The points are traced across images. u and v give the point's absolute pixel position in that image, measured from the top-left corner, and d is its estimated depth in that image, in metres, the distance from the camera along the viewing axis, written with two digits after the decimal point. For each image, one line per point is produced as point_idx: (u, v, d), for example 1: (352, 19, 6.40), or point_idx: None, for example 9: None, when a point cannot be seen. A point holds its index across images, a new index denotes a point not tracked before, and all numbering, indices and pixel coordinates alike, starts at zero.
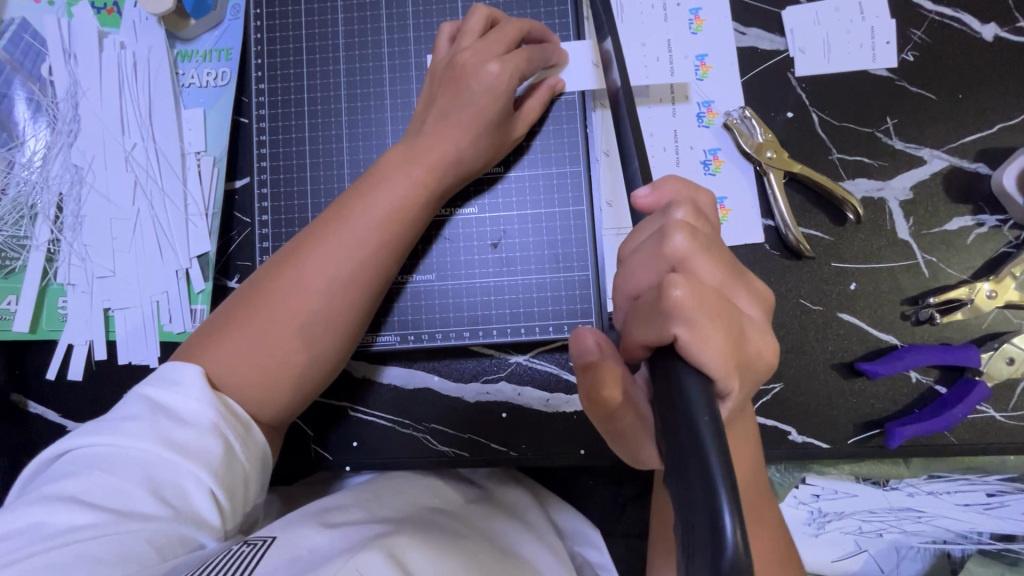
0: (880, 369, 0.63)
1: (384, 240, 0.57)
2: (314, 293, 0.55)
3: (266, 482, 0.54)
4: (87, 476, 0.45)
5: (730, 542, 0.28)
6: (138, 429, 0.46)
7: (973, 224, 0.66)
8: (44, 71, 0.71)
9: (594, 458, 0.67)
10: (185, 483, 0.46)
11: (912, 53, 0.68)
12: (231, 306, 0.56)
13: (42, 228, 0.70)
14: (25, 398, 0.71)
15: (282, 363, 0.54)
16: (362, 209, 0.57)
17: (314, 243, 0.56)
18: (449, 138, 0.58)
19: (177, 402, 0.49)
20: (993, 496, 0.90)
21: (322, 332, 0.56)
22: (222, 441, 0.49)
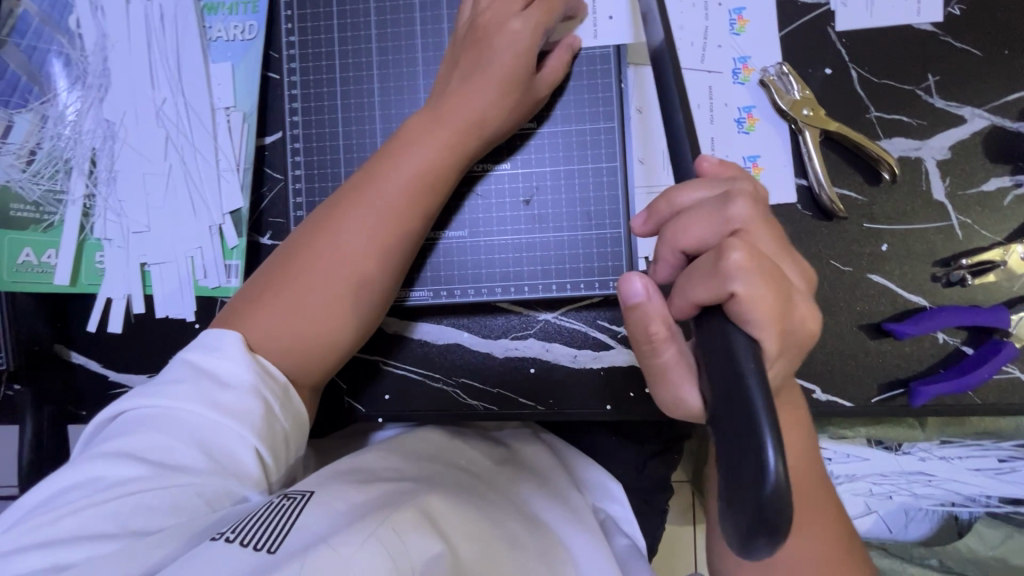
0: (909, 330, 0.63)
1: (411, 205, 0.58)
2: (346, 259, 0.56)
3: (306, 440, 0.56)
4: (138, 435, 0.47)
5: (773, 475, 0.29)
6: (185, 391, 0.48)
7: (1010, 185, 0.65)
8: (72, 23, 0.71)
9: (620, 413, 0.68)
10: (229, 441, 0.48)
11: (959, 7, 0.66)
12: (265, 276, 0.57)
13: (77, 183, 0.71)
14: (67, 349, 0.73)
15: (320, 326, 0.56)
16: (388, 176, 0.57)
17: (344, 209, 0.57)
18: (472, 100, 0.58)
19: (219, 366, 0.50)
20: (1004, 461, 0.91)
21: (356, 297, 0.57)
22: (261, 403, 0.50)
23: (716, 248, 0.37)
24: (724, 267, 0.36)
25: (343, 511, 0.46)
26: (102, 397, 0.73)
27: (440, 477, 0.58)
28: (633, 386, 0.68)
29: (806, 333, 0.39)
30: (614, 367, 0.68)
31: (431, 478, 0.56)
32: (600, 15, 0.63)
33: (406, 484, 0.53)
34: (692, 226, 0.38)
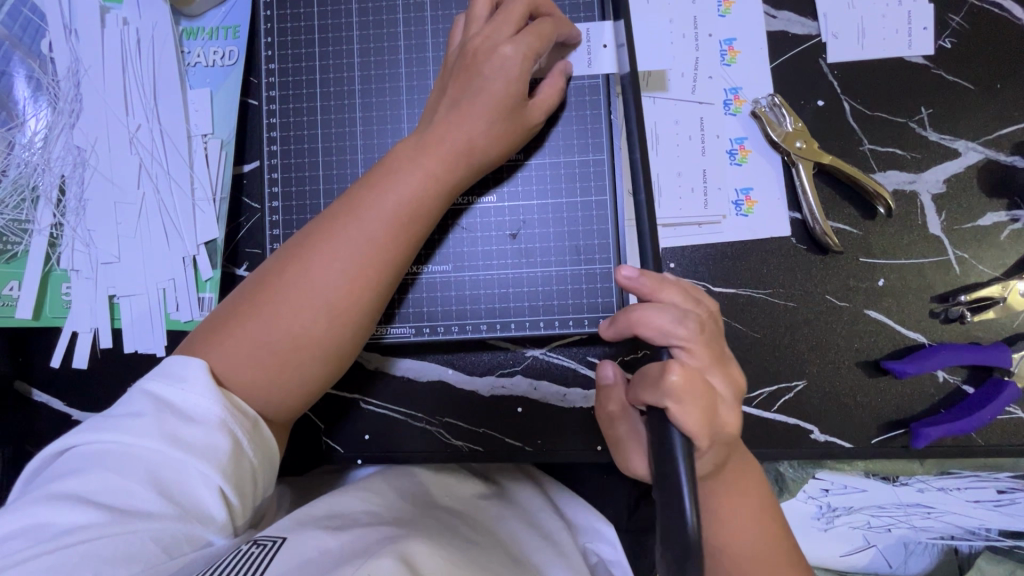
0: (909, 369, 0.61)
1: (395, 234, 0.54)
2: (321, 289, 0.52)
3: (277, 476, 0.53)
4: (92, 474, 0.43)
5: (690, 522, 0.38)
6: (145, 426, 0.45)
7: (1007, 219, 0.64)
8: (44, 47, 0.68)
9: (611, 454, 0.65)
10: (192, 481, 0.44)
11: (949, 40, 0.65)
12: (239, 301, 0.54)
13: (44, 211, 0.68)
14: (28, 385, 0.69)
15: (288, 361, 0.52)
16: (371, 203, 0.54)
17: (322, 235, 0.53)
18: (463, 129, 0.55)
19: (185, 399, 0.47)
20: (1004, 492, 0.90)
21: (330, 332, 0.53)
22: (229, 439, 0.47)
23: (662, 364, 0.44)
24: (664, 384, 0.43)
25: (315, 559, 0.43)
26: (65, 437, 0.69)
27: (422, 518, 0.54)
28: None
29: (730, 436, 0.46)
30: None
31: (413, 519, 0.53)
32: (586, 44, 0.62)
33: (381, 526, 0.50)
34: (649, 332, 0.45)
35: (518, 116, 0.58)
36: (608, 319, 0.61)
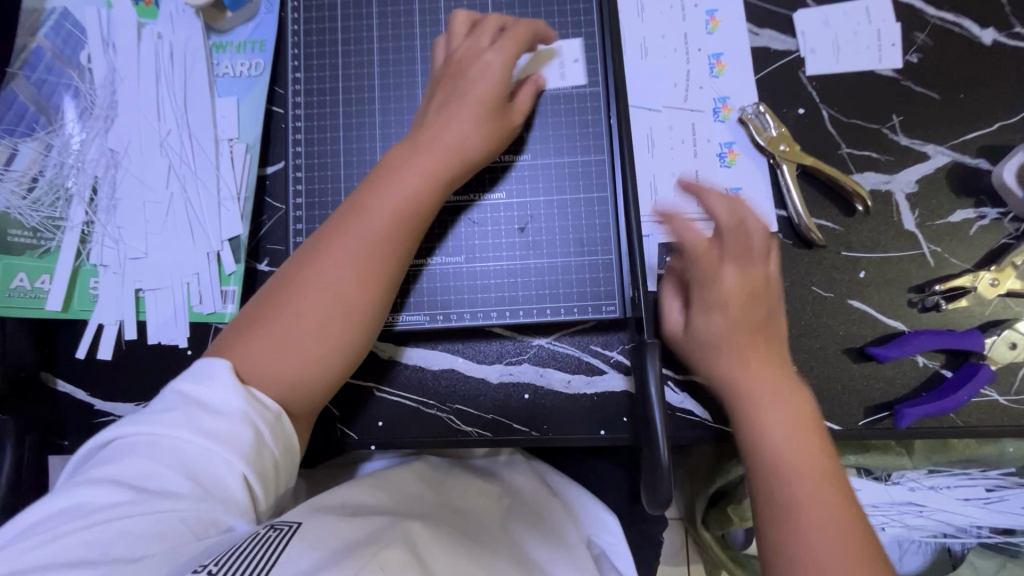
0: (890, 353, 0.66)
1: (399, 232, 0.59)
2: (336, 285, 0.56)
3: (300, 467, 0.55)
4: (128, 462, 0.46)
5: (661, 474, 0.55)
6: (174, 418, 0.48)
7: (975, 216, 0.70)
8: (83, 58, 0.73)
9: (613, 438, 0.69)
10: (217, 469, 0.47)
11: (916, 55, 0.72)
12: (259, 304, 0.57)
13: (77, 210, 0.72)
14: (53, 376, 0.71)
15: (310, 355, 0.55)
16: (376, 204, 0.58)
17: (331, 237, 0.58)
18: (452, 129, 0.60)
19: (212, 395, 0.50)
20: (993, 490, 0.98)
21: (345, 324, 0.57)
22: (253, 431, 0.49)
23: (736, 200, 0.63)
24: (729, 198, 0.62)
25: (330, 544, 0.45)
26: (86, 426, 0.71)
27: (429, 515, 0.58)
28: (627, 410, 0.68)
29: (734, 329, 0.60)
30: (608, 392, 0.69)
31: (421, 514, 0.57)
32: (560, 59, 0.68)
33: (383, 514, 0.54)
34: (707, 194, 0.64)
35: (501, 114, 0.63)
36: (609, 306, 0.66)
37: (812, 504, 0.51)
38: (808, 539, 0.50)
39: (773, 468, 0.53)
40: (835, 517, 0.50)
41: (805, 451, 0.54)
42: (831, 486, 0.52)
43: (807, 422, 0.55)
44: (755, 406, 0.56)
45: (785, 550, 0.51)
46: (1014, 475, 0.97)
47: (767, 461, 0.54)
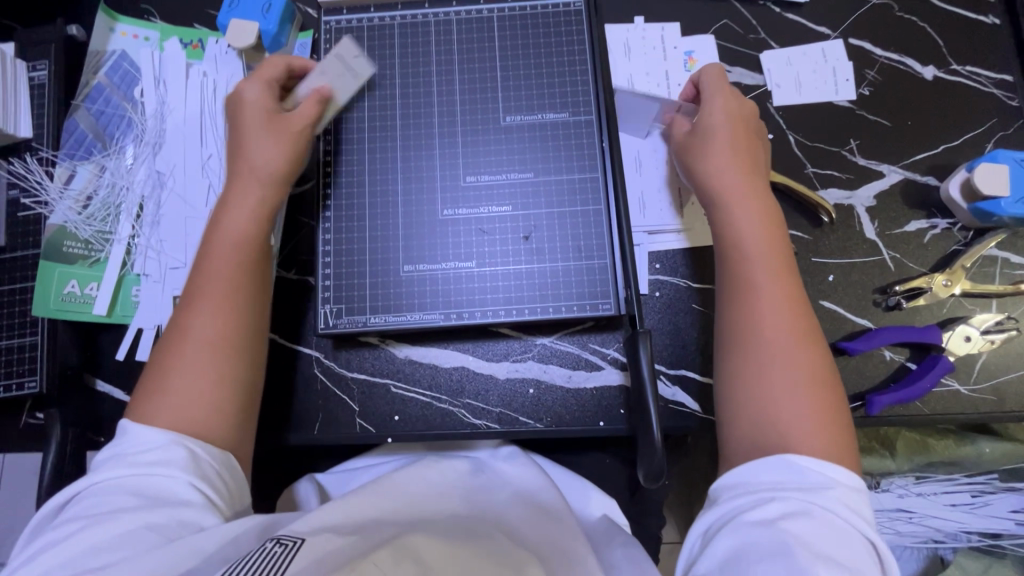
0: (859, 346, 0.73)
1: (239, 273, 0.65)
2: (211, 329, 0.62)
3: (247, 479, 0.61)
4: (83, 499, 0.53)
5: (656, 456, 0.61)
6: (117, 460, 0.55)
7: (927, 226, 0.79)
8: (136, 92, 0.83)
9: (611, 429, 0.75)
10: (167, 483, 0.54)
11: (867, 88, 0.83)
12: (155, 367, 0.61)
13: (125, 224, 0.80)
14: (94, 376, 0.78)
15: (210, 387, 0.60)
16: (223, 241, 0.66)
17: (209, 280, 0.64)
18: (263, 171, 0.69)
19: (134, 437, 0.56)
20: (977, 496, 1.01)
21: (233, 358, 0.62)
22: (186, 450, 0.56)
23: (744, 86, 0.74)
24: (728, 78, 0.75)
25: (329, 557, 0.49)
26: (122, 423, 0.77)
27: (426, 517, 0.62)
28: (623, 403, 0.75)
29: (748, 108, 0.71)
30: (607, 385, 0.76)
31: (421, 521, 0.60)
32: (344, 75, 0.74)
33: (392, 528, 0.57)
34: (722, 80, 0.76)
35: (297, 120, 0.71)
36: (605, 304, 0.71)
37: (784, 338, 0.58)
38: (776, 377, 0.57)
39: (755, 322, 0.59)
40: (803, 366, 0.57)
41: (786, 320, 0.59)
42: (801, 332, 0.59)
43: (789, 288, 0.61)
44: (745, 271, 0.62)
45: (751, 384, 0.57)
46: (998, 479, 1.01)
47: (747, 313, 0.60)
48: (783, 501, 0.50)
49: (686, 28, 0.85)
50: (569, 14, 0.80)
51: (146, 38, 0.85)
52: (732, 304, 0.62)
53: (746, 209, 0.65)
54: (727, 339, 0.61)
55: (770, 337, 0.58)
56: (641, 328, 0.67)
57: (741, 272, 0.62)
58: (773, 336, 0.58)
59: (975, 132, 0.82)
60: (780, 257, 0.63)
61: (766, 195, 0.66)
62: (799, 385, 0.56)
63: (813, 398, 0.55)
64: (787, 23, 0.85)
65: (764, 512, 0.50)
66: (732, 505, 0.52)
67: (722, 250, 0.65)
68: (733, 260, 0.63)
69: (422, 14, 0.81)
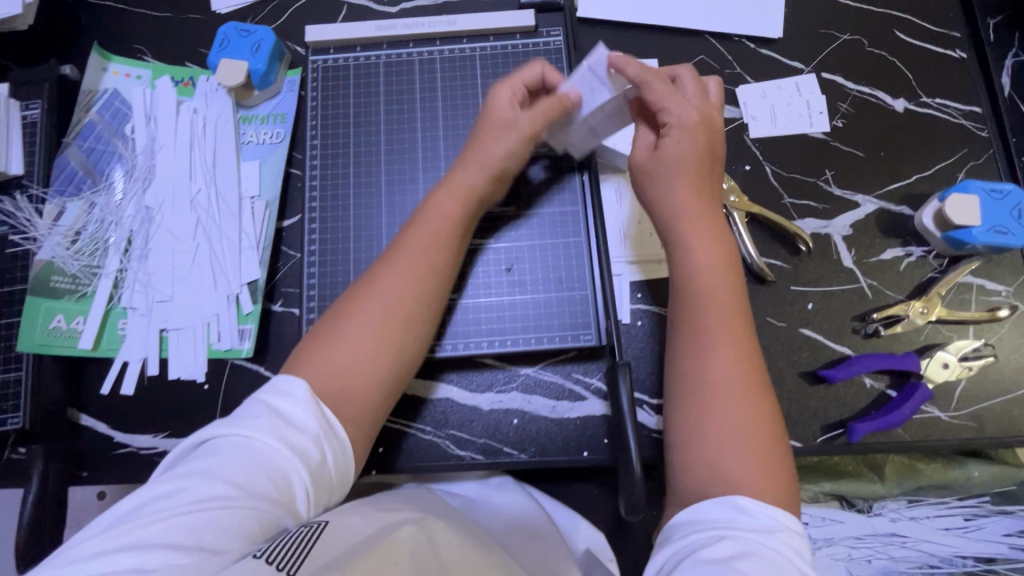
0: (838, 374, 0.74)
1: (442, 260, 0.66)
2: (390, 303, 0.62)
3: (348, 487, 0.59)
4: (215, 459, 0.51)
5: (637, 490, 0.63)
6: (262, 427, 0.53)
7: (903, 254, 0.80)
8: (128, 129, 0.85)
9: (594, 459, 0.75)
10: (289, 475, 0.51)
11: (841, 121, 0.85)
12: (314, 336, 0.62)
13: (113, 258, 0.80)
14: (78, 412, 0.78)
15: (375, 359, 0.61)
16: (421, 223, 0.67)
17: (394, 260, 0.65)
18: (486, 162, 0.69)
19: (297, 409, 0.54)
20: (970, 519, 1.01)
21: (398, 332, 0.62)
22: (319, 452, 0.54)
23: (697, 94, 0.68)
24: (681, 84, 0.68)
25: (354, 536, 0.50)
26: (105, 458, 0.77)
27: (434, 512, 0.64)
28: (607, 432, 0.75)
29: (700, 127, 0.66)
30: (590, 416, 0.76)
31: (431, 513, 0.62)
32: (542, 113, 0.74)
33: (404, 514, 0.57)
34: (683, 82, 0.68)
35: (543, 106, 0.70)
36: (586, 335, 0.73)
37: (729, 381, 0.58)
38: (716, 421, 0.57)
39: (707, 366, 0.59)
40: (745, 407, 0.58)
41: (733, 360, 0.59)
42: (747, 376, 0.59)
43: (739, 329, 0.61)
44: (700, 309, 0.62)
45: (692, 424, 0.58)
46: (990, 502, 1.02)
47: (699, 355, 0.60)
48: (735, 539, 0.49)
49: (663, 64, 0.88)
50: (549, 53, 0.84)
51: (138, 76, 0.87)
52: (685, 340, 0.62)
53: (702, 245, 0.64)
54: (677, 371, 0.62)
55: (714, 378, 0.59)
56: (621, 361, 0.70)
57: (692, 308, 0.63)
58: (716, 380, 0.59)
59: (947, 161, 0.84)
60: (733, 296, 0.63)
61: (728, 239, 0.65)
62: (735, 426, 0.57)
63: (753, 454, 0.55)
64: (761, 58, 0.88)
65: (719, 551, 0.48)
66: (684, 543, 0.51)
67: (678, 288, 0.64)
68: (688, 297, 0.63)
69: (405, 53, 0.85)
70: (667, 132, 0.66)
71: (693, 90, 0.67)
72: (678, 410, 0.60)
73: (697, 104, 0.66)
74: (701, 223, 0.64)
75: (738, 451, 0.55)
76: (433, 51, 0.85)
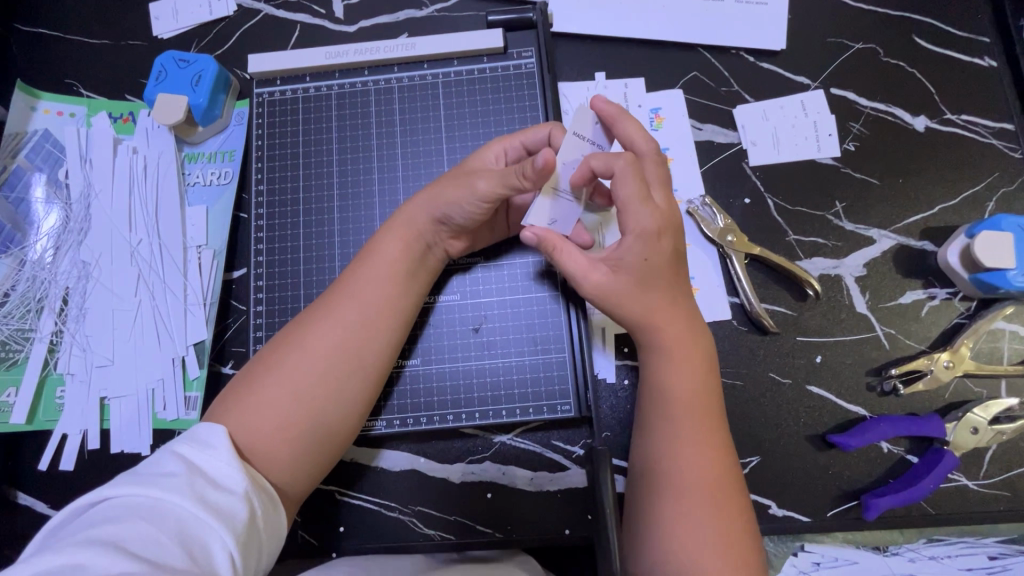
0: (852, 441, 0.65)
1: (388, 304, 0.58)
2: (334, 348, 0.55)
3: (277, 557, 0.49)
4: (114, 525, 0.40)
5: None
6: (175, 484, 0.43)
7: (925, 297, 0.71)
8: (61, 174, 0.78)
9: (579, 538, 0.67)
10: (208, 539, 0.42)
11: (853, 143, 0.76)
12: (236, 382, 0.54)
13: (47, 320, 0.74)
14: (15, 490, 0.71)
15: (308, 412, 0.53)
16: (371, 261, 0.60)
17: (339, 299, 0.57)
18: (443, 205, 0.60)
19: (221, 466, 0.46)
20: (997, 559, 0.79)
21: (336, 383, 0.54)
22: (248, 510, 0.45)
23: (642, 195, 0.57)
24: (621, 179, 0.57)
25: None
26: None
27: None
28: (589, 507, 0.67)
29: (653, 227, 0.57)
30: (572, 488, 0.68)
31: None
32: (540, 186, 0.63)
33: None
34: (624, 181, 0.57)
35: (511, 170, 0.56)
36: (564, 406, 0.67)
37: (703, 481, 0.55)
38: (692, 533, 0.53)
39: (685, 470, 0.55)
40: (716, 518, 0.54)
41: (709, 470, 0.56)
42: (721, 475, 0.56)
43: (714, 435, 0.58)
44: (672, 411, 0.58)
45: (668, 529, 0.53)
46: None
47: (672, 453, 0.57)
48: None
49: (651, 83, 0.78)
50: (521, 76, 0.75)
51: (72, 114, 0.80)
52: (655, 449, 0.58)
53: (673, 345, 0.59)
54: (644, 480, 0.58)
55: (688, 488, 0.55)
56: (600, 444, 0.63)
57: (664, 415, 0.59)
58: (694, 486, 0.55)
59: (976, 188, 0.74)
60: (708, 400, 0.59)
61: (705, 339, 0.61)
62: (708, 536, 0.53)
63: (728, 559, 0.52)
64: (762, 73, 0.78)
65: None
66: None
67: (655, 390, 0.60)
68: (656, 402, 0.59)
69: (361, 82, 0.77)
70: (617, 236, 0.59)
71: (632, 193, 0.57)
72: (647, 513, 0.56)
73: (649, 208, 0.57)
74: (677, 318, 0.60)
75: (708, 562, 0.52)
76: (390, 78, 0.77)
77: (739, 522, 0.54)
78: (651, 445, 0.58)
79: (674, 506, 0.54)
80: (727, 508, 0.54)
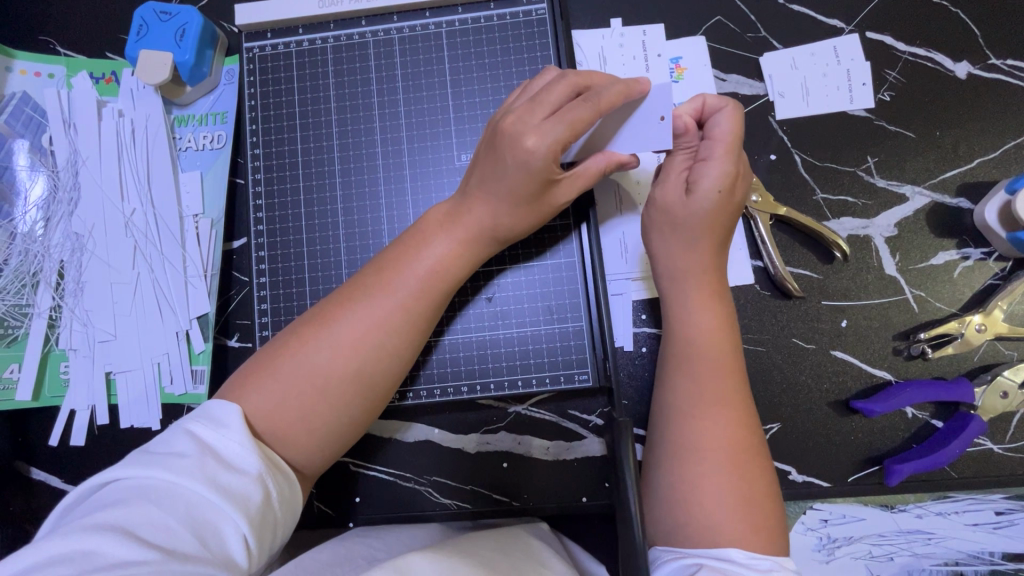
0: (875, 408, 0.63)
1: (425, 294, 0.55)
2: (367, 335, 0.52)
3: (290, 536, 0.48)
4: (124, 509, 0.39)
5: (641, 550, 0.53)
6: (184, 467, 0.41)
7: (958, 257, 0.68)
8: (45, 141, 0.74)
9: (596, 506, 0.67)
10: (219, 523, 0.40)
11: (888, 93, 0.70)
12: (263, 355, 0.52)
13: (44, 295, 0.72)
14: (27, 465, 0.71)
15: (328, 400, 0.50)
16: (413, 244, 0.56)
17: (377, 283, 0.54)
18: (494, 212, 0.56)
19: (232, 445, 0.44)
20: (1003, 514, 0.77)
21: (363, 374, 0.51)
22: (262, 492, 0.43)
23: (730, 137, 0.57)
24: (720, 118, 0.58)
25: None
26: None
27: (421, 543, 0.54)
28: (606, 475, 0.67)
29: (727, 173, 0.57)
30: (589, 457, 0.67)
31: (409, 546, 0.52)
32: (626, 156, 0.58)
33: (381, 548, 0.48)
34: (725, 120, 0.57)
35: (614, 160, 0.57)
36: (581, 375, 0.65)
37: (725, 449, 0.53)
38: (709, 505, 0.51)
39: (708, 438, 0.53)
40: (737, 482, 0.52)
41: (734, 436, 0.54)
42: (745, 446, 0.54)
43: (741, 402, 0.55)
44: (696, 376, 0.56)
45: (687, 499, 0.52)
46: None
47: (693, 421, 0.55)
48: None
49: (672, 29, 0.72)
50: (531, 23, 0.70)
51: (50, 75, 0.75)
52: (678, 414, 0.56)
53: (694, 303, 0.58)
54: (668, 442, 0.55)
55: (708, 451, 0.53)
56: (620, 413, 0.62)
57: (687, 376, 0.57)
58: (715, 456, 0.53)
59: (1019, 140, 0.69)
60: (733, 364, 0.57)
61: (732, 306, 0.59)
62: (729, 497, 0.51)
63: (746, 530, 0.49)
64: (792, 16, 0.72)
65: None
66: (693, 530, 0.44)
67: (680, 354, 0.58)
68: (681, 364, 0.58)
69: (359, 33, 0.71)
70: (701, 173, 0.58)
71: (733, 130, 0.57)
72: (664, 484, 0.54)
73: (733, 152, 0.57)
74: (703, 278, 0.58)
75: (727, 533, 0.49)
76: (390, 29, 0.71)
77: (764, 487, 0.53)
78: (674, 411, 0.56)
79: (695, 468, 0.52)
80: (749, 476, 0.52)
